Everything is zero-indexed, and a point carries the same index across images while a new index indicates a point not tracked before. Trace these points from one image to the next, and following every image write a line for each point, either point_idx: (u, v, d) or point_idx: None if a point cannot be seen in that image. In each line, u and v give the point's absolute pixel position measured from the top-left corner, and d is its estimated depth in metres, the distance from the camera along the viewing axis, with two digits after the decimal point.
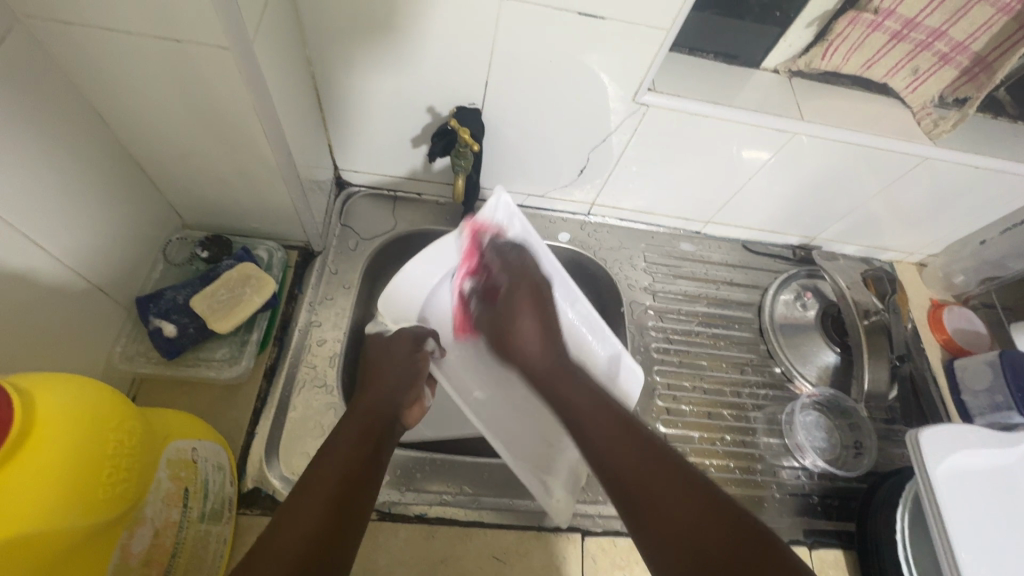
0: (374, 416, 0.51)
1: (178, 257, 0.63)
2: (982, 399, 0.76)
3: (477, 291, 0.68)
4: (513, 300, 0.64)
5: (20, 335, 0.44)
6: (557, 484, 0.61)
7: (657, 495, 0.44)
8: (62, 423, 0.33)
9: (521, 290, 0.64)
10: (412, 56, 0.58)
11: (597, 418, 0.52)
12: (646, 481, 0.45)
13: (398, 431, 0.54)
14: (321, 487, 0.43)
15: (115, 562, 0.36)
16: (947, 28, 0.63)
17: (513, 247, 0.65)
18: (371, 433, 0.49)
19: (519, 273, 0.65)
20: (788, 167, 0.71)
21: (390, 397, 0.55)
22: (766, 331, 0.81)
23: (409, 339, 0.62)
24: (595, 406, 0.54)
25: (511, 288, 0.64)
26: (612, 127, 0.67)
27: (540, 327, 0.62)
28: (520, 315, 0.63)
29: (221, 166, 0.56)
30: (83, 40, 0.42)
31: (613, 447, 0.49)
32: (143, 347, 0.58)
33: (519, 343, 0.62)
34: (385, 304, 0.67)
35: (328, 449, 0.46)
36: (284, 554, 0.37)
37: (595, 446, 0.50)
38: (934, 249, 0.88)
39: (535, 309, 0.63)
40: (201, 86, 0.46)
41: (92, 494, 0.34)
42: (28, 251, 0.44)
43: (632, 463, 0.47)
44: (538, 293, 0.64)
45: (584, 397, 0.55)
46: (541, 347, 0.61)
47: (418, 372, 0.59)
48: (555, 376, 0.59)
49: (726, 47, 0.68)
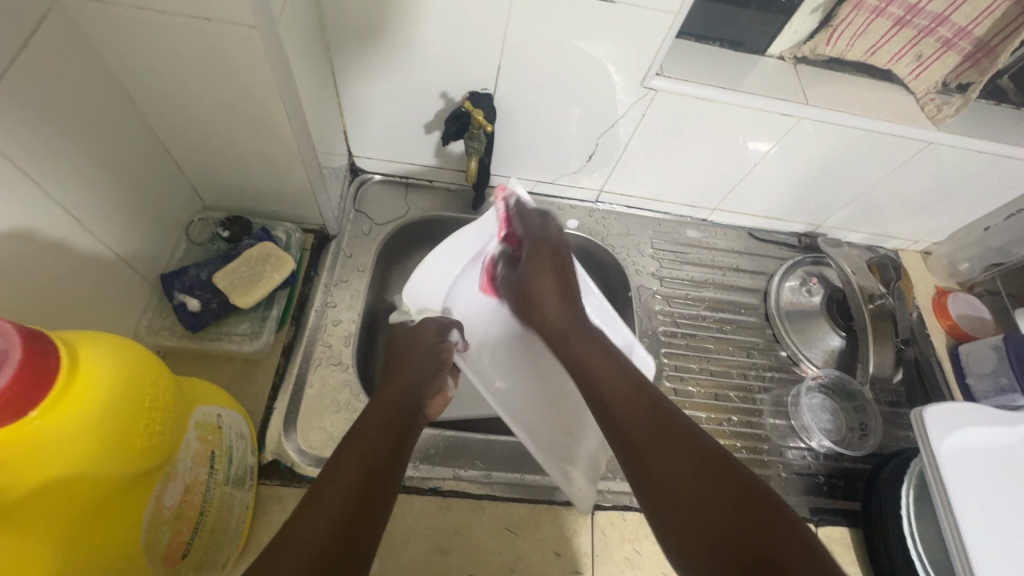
0: (400, 409, 0.52)
1: (200, 237, 0.65)
2: (986, 382, 0.77)
3: (504, 256, 0.71)
4: (536, 261, 0.65)
5: (54, 303, 0.46)
6: (579, 475, 0.62)
7: (670, 471, 0.44)
8: (104, 376, 0.35)
9: (543, 248, 0.65)
10: (426, 43, 0.60)
11: (613, 384, 0.53)
12: (658, 451, 0.46)
13: (423, 422, 0.55)
14: (349, 474, 0.43)
15: (150, 513, 0.38)
16: (950, 13, 0.64)
17: (541, 214, 0.68)
18: (394, 427, 0.50)
19: (540, 236, 0.66)
20: (793, 153, 0.72)
21: (412, 391, 0.55)
22: (773, 316, 0.82)
23: (433, 329, 0.62)
24: (609, 373, 0.54)
25: (535, 250, 0.65)
26: (620, 114, 0.68)
27: (560, 287, 0.63)
28: (539, 274, 0.64)
29: (239, 146, 0.57)
30: (116, 18, 0.43)
31: (627, 422, 0.49)
32: (167, 322, 0.60)
33: (539, 299, 0.63)
34: (409, 296, 0.69)
35: (350, 440, 0.47)
36: (308, 543, 0.38)
37: (610, 411, 0.51)
38: (938, 237, 0.89)
39: (557, 270, 0.64)
40: (226, 67, 0.48)
41: (129, 443, 0.36)
42: (60, 223, 0.46)
43: (648, 437, 0.47)
44: (560, 256, 0.65)
45: (597, 362, 0.56)
46: (559, 307, 0.62)
47: (440, 363, 0.60)
48: (570, 336, 0.60)
49: (733, 34, 0.70)
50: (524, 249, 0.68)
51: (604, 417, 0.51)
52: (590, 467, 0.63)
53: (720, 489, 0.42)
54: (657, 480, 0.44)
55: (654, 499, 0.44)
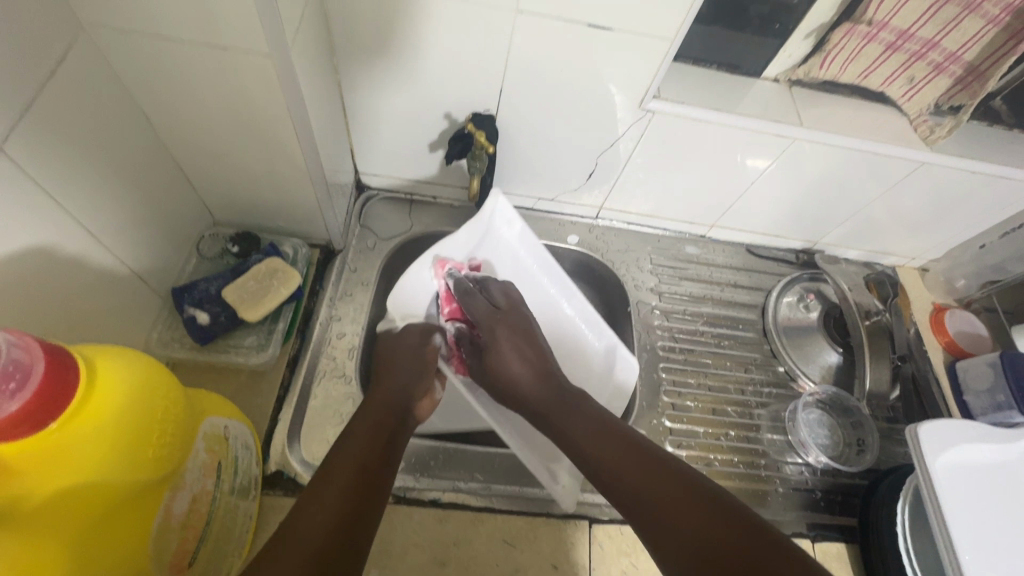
0: (389, 411, 0.53)
1: (210, 251, 0.67)
2: (983, 399, 0.77)
3: (467, 336, 0.65)
4: (494, 337, 0.61)
5: (72, 316, 0.48)
6: (563, 472, 0.63)
7: (661, 505, 0.43)
8: (119, 388, 0.37)
9: (498, 329, 0.61)
10: (431, 66, 0.62)
11: (588, 428, 0.52)
12: (644, 486, 0.45)
13: (411, 426, 0.55)
14: (340, 475, 0.44)
15: (159, 520, 0.40)
16: (940, 38, 0.66)
17: (484, 284, 0.67)
18: (385, 428, 0.51)
19: (490, 315, 0.63)
20: (788, 173, 0.74)
21: (401, 393, 0.56)
22: (770, 332, 0.83)
23: (417, 333, 0.63)
24: (584, 419, 0.53)
25: (486, 328, 0.62)
26: (619, 134, 0.70)
27: (532, 364, 0.58)
28: (500, 341, 0.60)
29: (250, 165, 0.59)
30: (139, 47, 0.46)
31: (605, 459, 0.48)
32: (177, 334, 0.62)
33: (508, 379, 0.58)
34: (394, 305, 0.69)
35: (341, 443, 0.47)
36: (305, 545, 0.38)
37: (588, 451, 0.50)
38: (934, 254, 0.90)
39: (517, 340, 0.60)
40: (241, 92, 0.50)
41: (142, 452, 0.37)
42: (81, 239, 0.48)
43: (630, 471, 0.46)
44: (517, 327, 0.62)
45: (570, 415, 0.54)
46: (534, 381, 0.57)
47: (426, 365, 0.60)
48: (551, 408, 0.55)
49: (729, 57, 0.72)
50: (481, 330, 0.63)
51: (583, 464, 0.50)
52: (575, 468, 0.64)
53: (714, 517, 0.40)
54: (648, 510, 0.43)
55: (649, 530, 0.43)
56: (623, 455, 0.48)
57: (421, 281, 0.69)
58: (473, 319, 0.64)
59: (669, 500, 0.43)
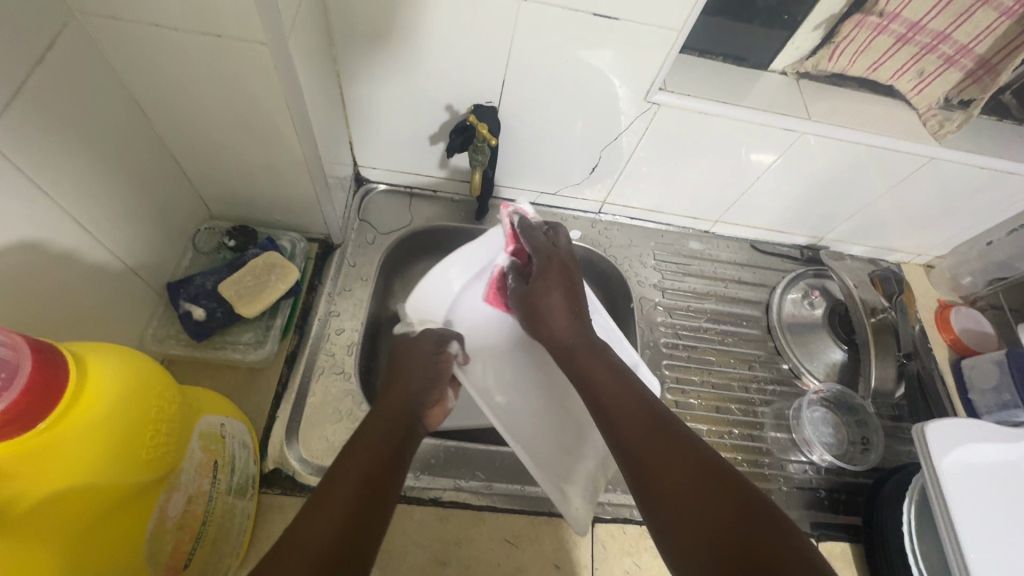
0: (398, 418, 0.52)
1: (206, 246, 0.66)
2: (989, 397, 0.76)
3: (517, 268, 0.70)
4: (544, 280, 0.65)
5: (63, 312, 0.47)
6: (575, 492, 0.60)
7: (665, 473, 0.43)
8: (111, 388, 0.35)
9: (553, 266, 0.65)
10: (431, 56, 0.61)
11: (622, 400, 0.52)
12: (654, 458, 0.45)
13: (421, 432, 0.55)
14: (348, 483, 0.43)
15: (154, 523, 0.39)
16: (951, 31, 0.64)
17: (550, 229, 0.69)
18: (395, 436, 0.50)
19: (546, 250, 0.66)
20: (795, 167, 0.73)
21: (410, 399, 0.55)
22: (774, 329, 0.83)
23: (431, 341, 0.63)
24: (621, 390, 0.53)
25: (545, 264, 0.65)
26: (623, 126, 0.69)
27: (569, 303, 0.63)
28: (548, 277, 0.65)
29: (247, 157, 0.58)
30: (129, 35, 0.44)
31: (629, 431, 0.48)
32: (173, 330, 0.61)
33: (549, 314, 0.64)
34: (412, 308, 0.70)
35: (349, 448, 0.46)
36: (310, 548, 0.37)
37: (615, 420, 0.51)
38: (940, 251, 0.89)
39: (565, 284, 0.64)
40: (236, 82, 0.49)
41: (135, 453, 0.36)
42: (72, 234, 0.47)
43: (645, 440, 0.47)
44: (568, 271, 0.65)
45: (608, 381, 0.55)
46: (569, 323, 0.62)
47: (439, 375, 0.60)
48: (576, 354, 0.60)
49: (735, 49, 0.71)
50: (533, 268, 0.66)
51: (606, 435, 0.51)
52: (588, 487, 0.61)
53: (716, 495, 0.40)
54: (654, 480, 0.44)
55: (651, 502, 0.43)
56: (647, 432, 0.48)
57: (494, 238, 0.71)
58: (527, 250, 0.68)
59: (679, 477, 0.43)
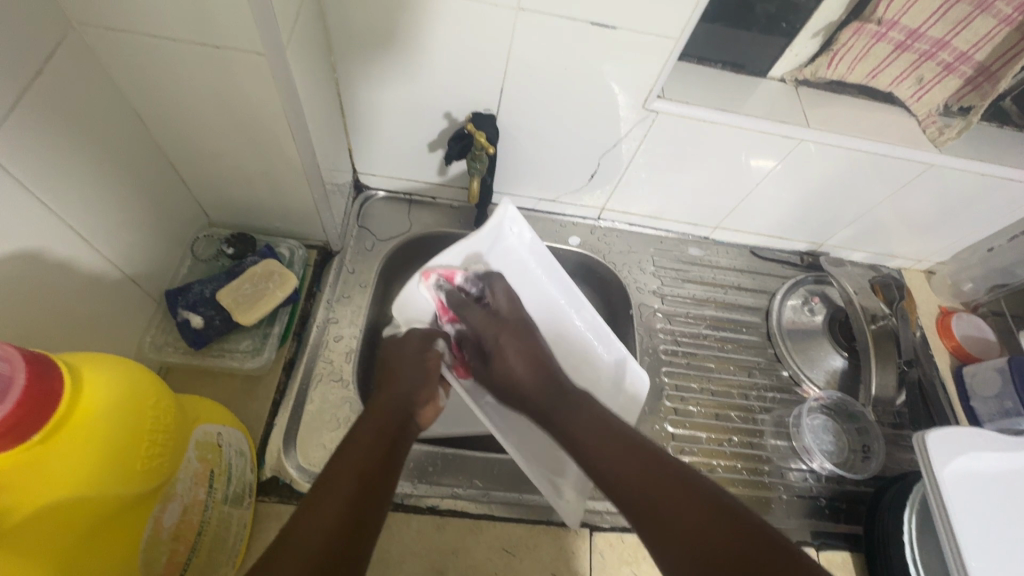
0: (389, 418, 0.51)
1: (205, 253, 0.66)
2: (991, 405, 0.76)
3: (465, 336, 0.66)
4: (497, 337, 0.62)
5: (61, 322, 0.47)
6: (567, 487, 0.61)
7: (658, 506, 0.42)
8: (104, 399, 0.35)
9: (503, 334, 0.62)
10: (430, 64, 0.61)
11: (598, 434, 0.50)
12: (645, 486, 0.43)
13: (414, 431, 0.53)
14: (341, 484, 0.43)
15: (149, 534, 0.39)
16: (951, 38, 0.64)
17: (484, 279, 0.68)
18: (386, 435, 0.49)
19: (495, 318, 0.64)
20: (794, 174, 0.73)
21: (403, 400, 0.54)
22: (774, 336, 0.82)
23: (417, 340, 0.62)
24: (595, 422, 0.51)
25: (495, 342, 0.62)
26: (622, 133, 0.69)
27: (526, 356, 0.60)
28: (501, 351, 0.61)
29: (246, 165, 0.58)
30: (129, 45, 0.45)
31: (611, 463, 0.47)
32: (171, 338, 0.61)
33: (509, 379, 0.59)
34: (399, 306, 0.70)
35: (342, 450, 0.46)
36: (305, 554, 0.37)
37: (592, 455, 0.48)
38: (941, 257, 0.89)
39: (519, 345, 0.61)
40: (235, 91, 0.49)
41: (130, 465, 0.36)
42: (72, 243, 0.47)
43: (632, 470, 0.45)
44: (519, 331, 0.63)
45: (580, 411, 0.53)
46: (532, 377, 0.58)
47: (428, 372, 0.59)
48: (545, 406, 0.55)
49: (734, 56, 0.71)
50: (483, 332, 0.63)
51: (587, 469, 0.48)
52: (579, 481, 0.62)
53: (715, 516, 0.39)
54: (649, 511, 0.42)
55: (650, 534, 0.41)
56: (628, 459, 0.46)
57: (418, 302, 0.69)
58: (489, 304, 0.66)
59: (670, 501, 0.41)
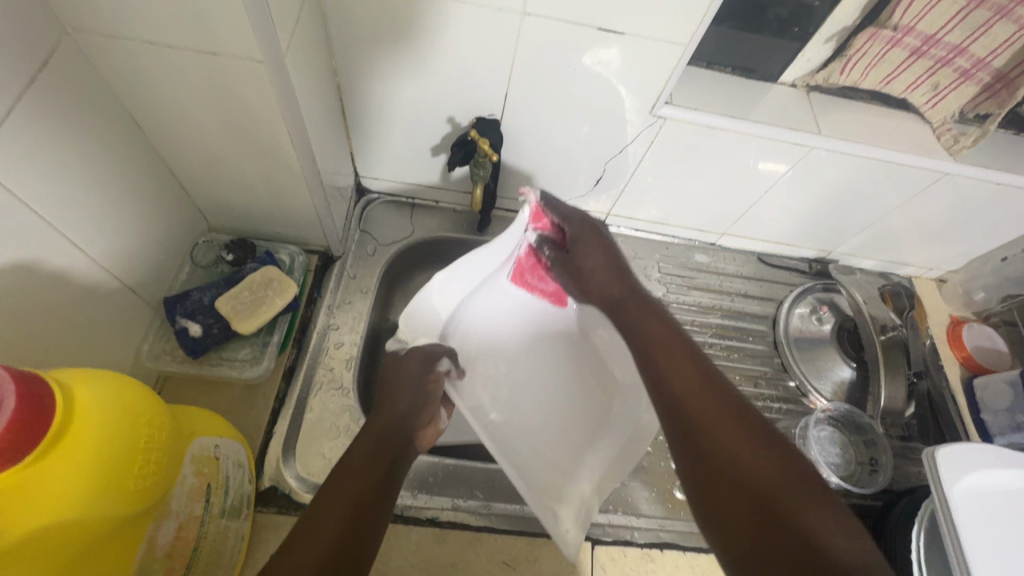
0: (387, 438, 0.48)
1: (204, 259, 0.65)
2: (1002, 418, 0.75)
3: (550, 238, 0.62)
4: (580, 240, 0.58)
5: (56, 333, 0.46)
6: (567, 515, 0.56)
7: (716, 433, 0.38)
8: (92, 419, 0.35)
9: (584, 236, 0.57)
10: (434, 68, 0.60)
11: (669, 343, 0.46)
12: (703, 408, 0.40)
13: (413, 453, 0.51)
14: (333, 507, 0.39)
15: (141, 552, 0.38)
16: (968, 44, 0.62)
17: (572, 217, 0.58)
18: (382, 457, 0.46)
19: (577, 222, 0.58)
20: (804, 181, 0.71)
21: (400, 420, 0.52)
22: (781, 345, 0.81)
23: (418, 359, 0.60)
24: (672, 345, 0.45)
25: (578, 230, 0.58)
26: (629, 138, 0.68)
27: (610, 260, 0.56)
28: (582, 246, 0.58)
29: (246, 171, 0.57)
30: (124, 52, 0.44)
31: (668, 369, 0.43)
32: (168, 346, 0.60)
33: (591, 275, 0.57)
34: (407, 321, 0.66)
35: (335, 472, 0.43)
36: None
37: (653, 362, 0.45)
38: (953, 265, 0.87)
39: (600, 243, 0.57)
40: (233, 98, 0.48)
41: (124, 484, 0.36)
42: (67, 252, 0.46)
43: (691, 387, 0.41)
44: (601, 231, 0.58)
45: (649, 325, 0.49)
46: (611, 278, 0.55)
47: (427, 394, 0.57)
48: (626, 305, 0.52)
49: (743, 61, 0.69)
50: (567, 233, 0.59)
51: (647, 368, 0.45)
52: (580, 511, 0.56)
53: (774, 450, 0.36)
54: (698, 430, 0.39)
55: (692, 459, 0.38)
56: (692, 377, 0.42)
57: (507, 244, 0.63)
58: (558, 221, 0.60)
59: (727, 429, 0.38)
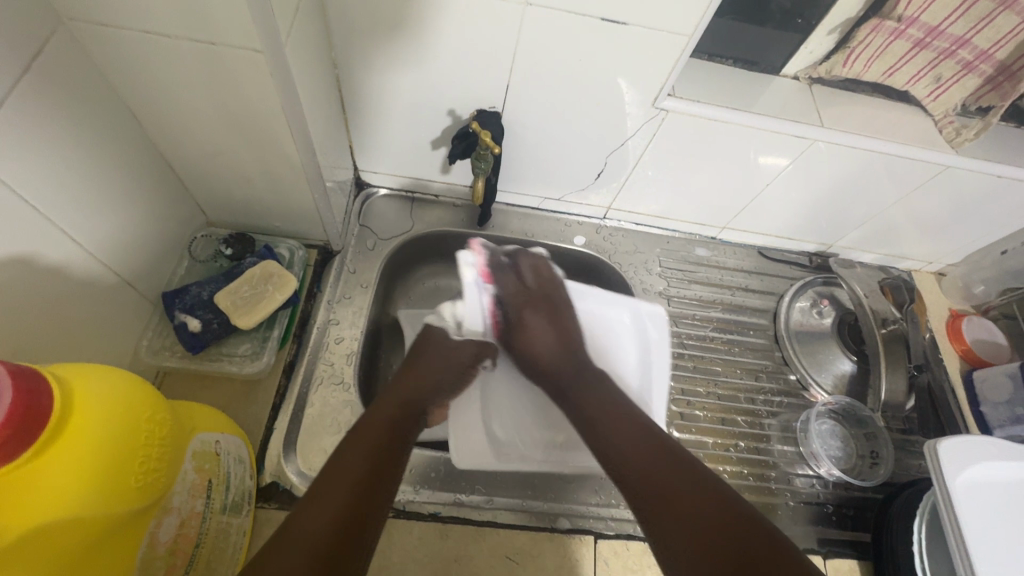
0: (400, 405, 0.52)
1: (202, 253, 0.65)
2: (1001, 411, 0.75)
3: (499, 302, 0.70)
4: (527, 319, 0.67)
5: (53, 328, 0.46)
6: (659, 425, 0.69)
7: (681, 500, 0.45)
8: (91, 415, 0.34)
9: (530, 307, 0.68)
10: (435, 60, 0.59)
11: (622, 428, 0.53)
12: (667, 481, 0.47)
13: (422, 422, 0.54)
14: (349, 472, 0.43)
15: (142, 550, 0.38)
16: (971, 36, 0.62)
17: (513, 260, 0.71)
18: (396, 422, 0.50)
19: (524, 295, 0.69)
20: (807, 174, 0.71)
21: (419, 392, 0.56)
22: (782, 338, 0.81)
23: (447, 351, 0.63)
24: (630, 425, 0.53)
25: (521, 307, 0.68)
26: (631, 131, 0.67)
27: (557, 332, 0.66)
28: (528, 320, 0.67)
29: (245, 165, 0.57)
30: (120, 42, 0.43)
31: (630, 448, 0.51)
32: (167, 341, 0.60)
33: (536, 353, 0.65)
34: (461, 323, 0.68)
35: (349, 436, 0.46)
36: (311, 544, 0.37)
37: (611, 447, 0.52)
38: (953, 259, 0.88)
39: (544, 317, 0.67)
40: (232, 89, 0.47)
41: (124, 480, 0.35)
42: (64, 246, 0.46)
43: (653, 463, 0.49)
44: (551, 300, 0.69)
45: (602, 411, 0.56)
46: (557, 354, 0.65)
47: (450, 380, 0.61)
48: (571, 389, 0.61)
49: (746, 53, 0.69)
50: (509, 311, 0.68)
51: (608, 450, 0.52)
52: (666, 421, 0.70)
53: (730, 508, 0.44)
54: (664, 499, 0.46)
55: (664, 525, 0.44)
56: (655, 453, 0.50)
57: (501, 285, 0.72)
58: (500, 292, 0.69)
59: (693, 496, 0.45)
